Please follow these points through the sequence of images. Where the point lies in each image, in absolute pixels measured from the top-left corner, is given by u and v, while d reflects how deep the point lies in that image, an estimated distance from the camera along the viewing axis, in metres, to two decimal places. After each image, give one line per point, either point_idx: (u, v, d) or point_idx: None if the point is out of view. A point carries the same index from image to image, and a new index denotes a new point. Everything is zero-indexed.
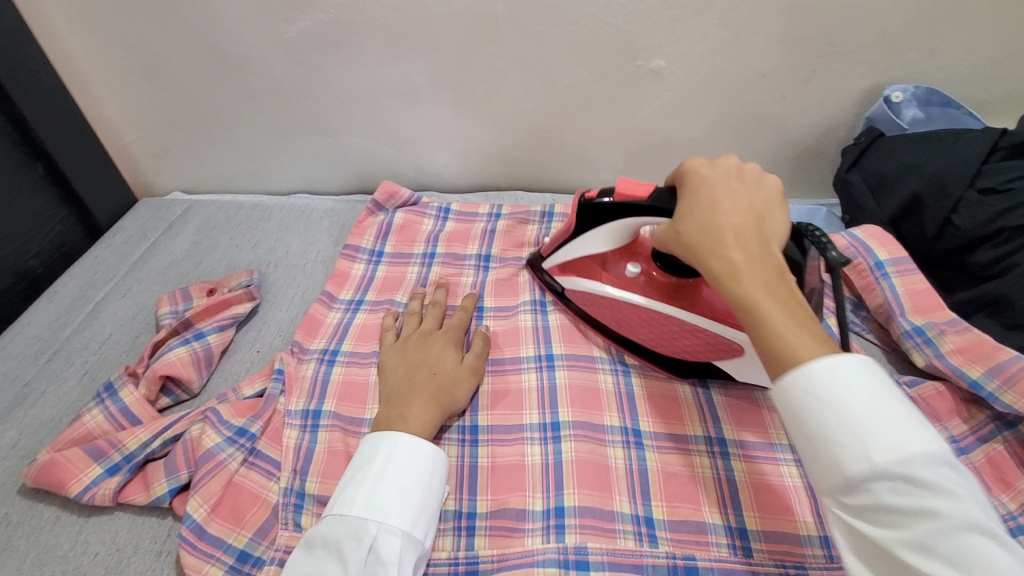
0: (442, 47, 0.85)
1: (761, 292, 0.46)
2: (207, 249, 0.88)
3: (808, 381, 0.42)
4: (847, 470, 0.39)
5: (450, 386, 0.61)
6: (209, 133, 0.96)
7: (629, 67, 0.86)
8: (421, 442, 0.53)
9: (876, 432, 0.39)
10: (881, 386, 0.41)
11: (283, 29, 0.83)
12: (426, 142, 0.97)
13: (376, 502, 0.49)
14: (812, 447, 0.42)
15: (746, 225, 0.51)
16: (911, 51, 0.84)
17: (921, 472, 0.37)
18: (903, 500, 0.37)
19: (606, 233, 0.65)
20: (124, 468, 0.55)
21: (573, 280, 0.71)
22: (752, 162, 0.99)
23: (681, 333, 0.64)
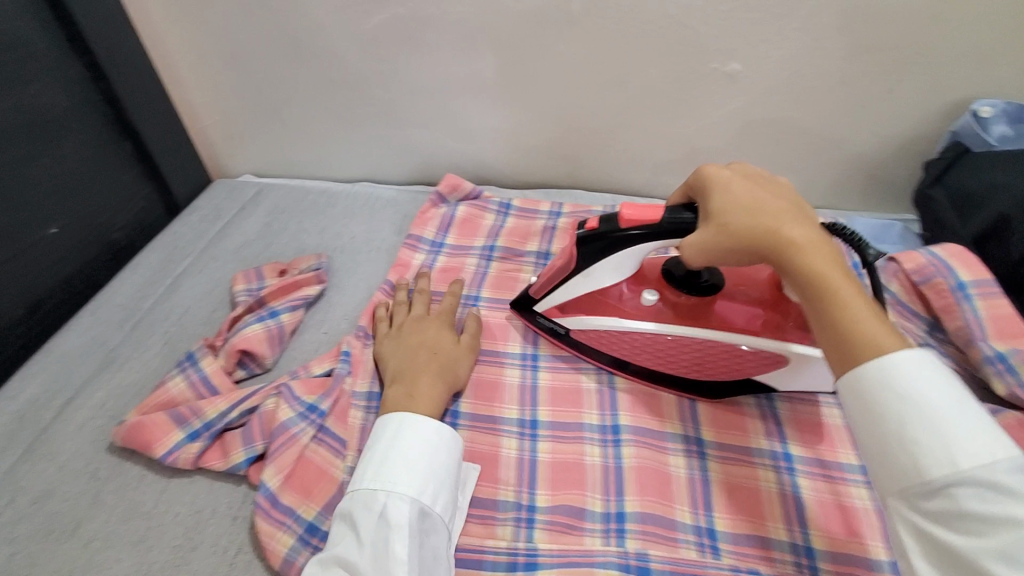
0: (515, 44, 0.85)
1: (837, 273, 0.47)
2: (277, 231, 0.91)
3: (886, 378, 0.42)
4: (925, 472, 0.39)
5: (452, 363, 0.63)
6: (282, 119, 1.00)
7: (703, 69, 0.85)
8: (422, 417, 0.54)
9: (959, 436, 0.39)
10: (958, 392, 0.41)
11: (362, 21, 0.86)
12: (490, 137, 0.97)
13: (386, 476, 0.50)
14: (887, 448, 0.41)
15: (797, 212, 0.52)
16: (1006, 65, 0.80)
17: (1004, 479, 0.36)
18: (984, 506, 0.36)
19: (618, 261, 0.60)
20: (203, 435, 0.58)
21: (584, 317, 0.66)
22: (823, 172, 0.96)
23: (716, 352, 0.61)
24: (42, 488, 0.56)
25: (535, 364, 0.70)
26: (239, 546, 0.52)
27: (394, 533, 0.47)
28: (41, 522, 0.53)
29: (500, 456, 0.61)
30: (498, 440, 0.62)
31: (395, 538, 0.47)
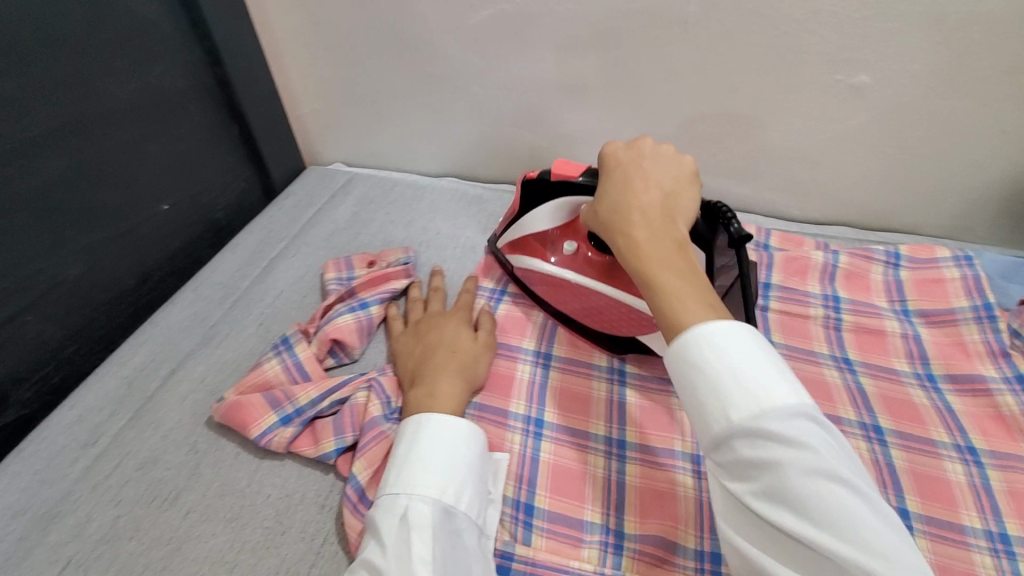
0: (621, 45, 0.82)
1: (656, 263, 0.46)
2: (365, 221, 0.93)
3: (683, 346, 0.41)
4: (711, 429, 0.39)
5: (470, 362, 0.63)
6: (377, 111, 1.01)
7: (826, 80, 0.79)
8: (427, 419, 0.54)
9: (737, 389, 0.38)
10: (746, 340, 0.40)
11: (467, 16, 0.85)
12: (582, 140, 0.95)
13: (403, 480, 0.49)
14: (687, 407, 0.41)
15: (652, 205, 0.51)
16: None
17: (772, 426, 0.37)
18: (754, 453, 0.37)
19: (548, 212, 0.67)
20: (296, 421, 0.59)
21: (520, 256, 0.72)
22: (947, 199, 0.87)
23: (604, 306, 0.66)
24: (147, 454, 0.59)
25: (623, 379, 0.66)
26: (326, 536, 0.52)
27: (410, 533, 0.45)
28: (145, 488, 0.56)
29: (585, 474, 0.58)
30: (583, 457, 0.59)
31: (416, 538, 0.45)
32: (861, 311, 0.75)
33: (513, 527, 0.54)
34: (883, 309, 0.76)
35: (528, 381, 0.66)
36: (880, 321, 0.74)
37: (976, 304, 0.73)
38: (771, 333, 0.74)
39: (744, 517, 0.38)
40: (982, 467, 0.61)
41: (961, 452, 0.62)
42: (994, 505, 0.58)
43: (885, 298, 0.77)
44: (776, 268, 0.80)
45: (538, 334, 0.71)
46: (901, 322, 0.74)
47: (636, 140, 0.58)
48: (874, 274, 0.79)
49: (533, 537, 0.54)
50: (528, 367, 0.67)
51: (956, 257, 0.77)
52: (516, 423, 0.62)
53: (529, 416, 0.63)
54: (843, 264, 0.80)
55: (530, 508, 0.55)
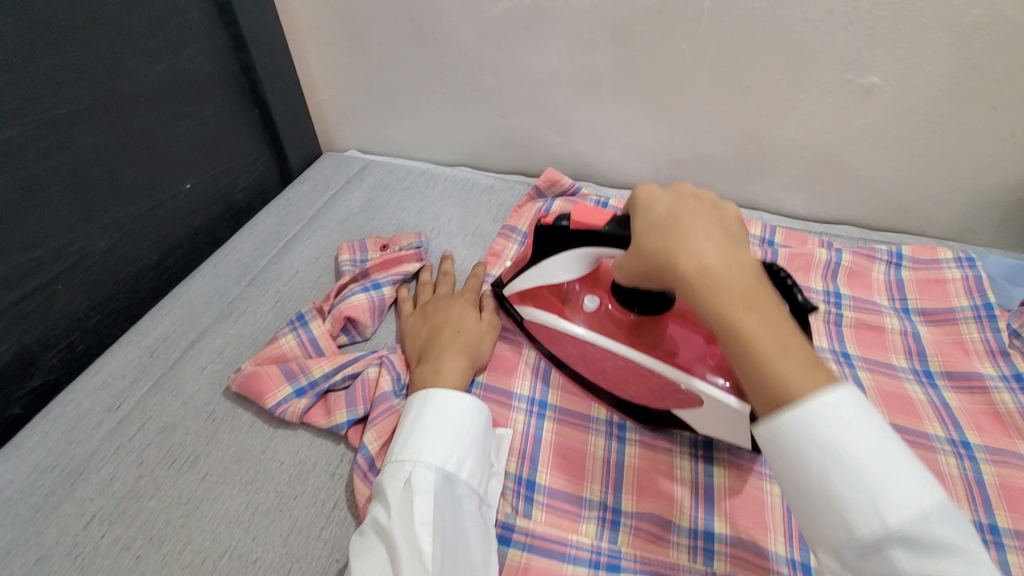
0: (636, 39, 0.84)
1: (741, 303, 0.42)
2: (379, 207, 0.95)
3: (808, 430, 0.40)
4: (858, 533, 0.38)
5: (476, 341, 0.65)
6: (393, 99, 1.03)
7: (836, 79, 0.80)
8: (434, 395, 0.55)
9: (885, 489, 0.38)
10: (884, 440, 0.39)
11: (485, 8, 0.87)
12: (593, 133, 0.97)
13: (408, 449, 0.52)
14: (817, 505, 0.40)
15: (717, 229, 0.47)
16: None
17: (931, 532, 0.36)
18: (917, 567, 0.36)
19: (567, 261, 0.59)
20: (309, 393, 0.61)
21: (532, 309, 0.65)
22: (952, 202, 0.88)
23: (635, 373, 0.58)
24: (167, 419, 0.61)
25: None
26: (336, 501, 0.55)
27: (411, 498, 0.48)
28: (165, 451, 0.59)
29: (586, 453, 0.60)
30: (584, 438, 0.61)
31: (418, 501, 0.48)
32: (861, 308, 0.76)
33: (515, 500, 0.56)
34: (883, 307, 0.77)
35: (533, 365, 0.68)
36: (880, 318, 0.75)
37: (974, 303, 0.74)
38: None
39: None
40: (975, 461, 0.62)
41: (954, 447, 0.63)
42: (984, 497, 0.59)
43: (885, 297, 0.78)
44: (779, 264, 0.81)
45: None
46: (901, 320, 0.75)
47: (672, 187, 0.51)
48: (876, 273, 0.80)
49: (533, 510, 0.56)
50: (534, 352, 0.69)
51: (958, 258, 0.79)
52: (520, 404, 0.64)
53: (533, 398, 0.65)
54: (846, 262, 0.81)
55: (532, 484, 0.58)
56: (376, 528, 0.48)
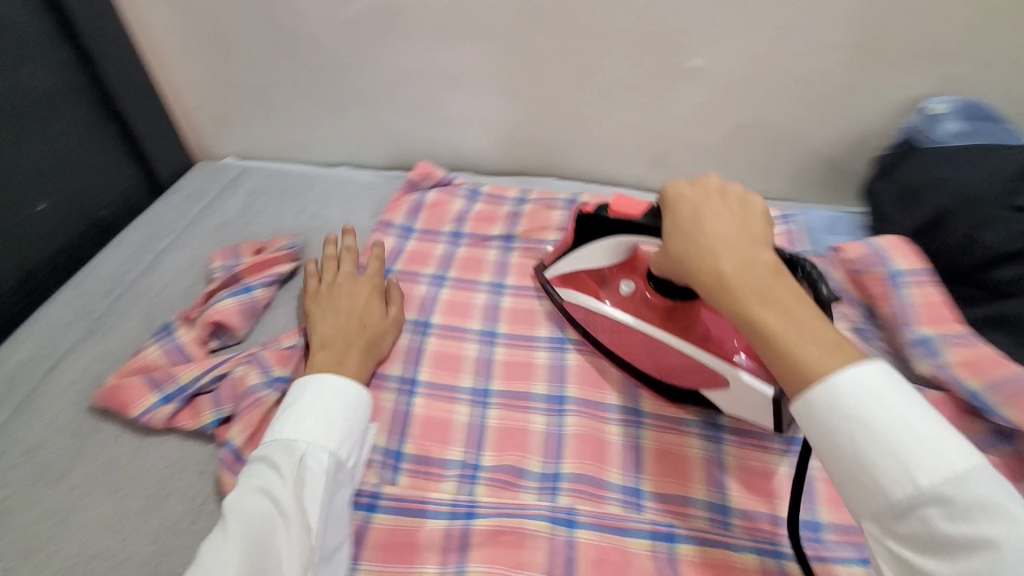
0: (489, 32, 0.89)
1: (756, 300, 0.47)
2: (257, 212, 0.96)
3: (834, 402, 0.43)
4: (893, 496, 0.41)
5: (379, 335, 0.68)
6: (266, 103, 1.03)
7: (668, 62, 0.87)
8: (337, 379, 0.59)
9: (915, 455, 0.40)
10: (913, 407, 0.42)
11: (343, 9, 0.90)
12: (465, 125, 1.01)
13: (297, 427, 0.54)
14: (853, 471, 0.43)
15: (732, 232, 0.51)
16: (963, 62, 0.81)
17: (964, 493, 0.38)
18: (952, 526, 0.38)
19: (606, 248, 0.65)
20: (176, 398, 0.63)
21: (572, 292, 0.71)
22: (788, 169, 0.97)
23: (664, 353, 0.63)
24: (30, 441, 0.61)
25: (492, 340, 0.73)
26: (206, 497, 0.58)
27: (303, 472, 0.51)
28: (29, 471, 0.59)
29: (451, 420, 0.64)
30: (451, 407, 0.65)
31: (310, 480, 0.51)
32: None
33: (382, 470, 0.60)
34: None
35: (406, 346, 0.71)
36: None
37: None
38: None
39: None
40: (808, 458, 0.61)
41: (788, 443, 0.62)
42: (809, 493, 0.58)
43: None
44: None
45: (419, 306, 0.77)
46: None
47: (700, 183, 0.56)
48: None
49: (400, 477, 0.60)
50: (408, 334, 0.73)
51: (779, 215, 0.90)
52: (394, 383, 0.67)
53: (405, 376, 0.68)
54: None
55: (399, 454, 0.61)
56: (255, 499, 0.50)
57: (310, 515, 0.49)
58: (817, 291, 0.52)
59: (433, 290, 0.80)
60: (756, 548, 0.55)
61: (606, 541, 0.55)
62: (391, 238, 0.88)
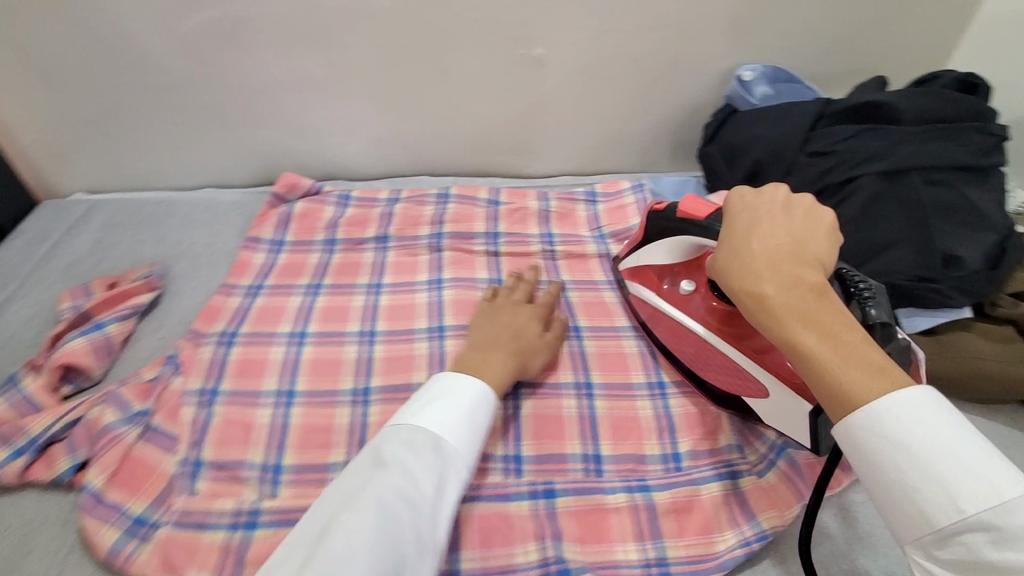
0: (335, 38, 0.89)
1: (802, 325, 0.45)
2: (111, 246, 0.90)
3: (877, 426, 0.41)
4: (938, 523, 0.38)
5: (530, 350, 0.68)
6: (108, 131, 0.97)
7: (513, 54, 0.92)
8: (460, 378, 0.57)
9: (961, 481, 0.38)
10: (956, 428, 0.39)
11: (176, 25, 0.86)
12: (329, 132, 1.00)
13: (447, 429, 0.52)
14: (895, 494, 0.40)
15: (781, 248, 0.49)
16: (766, 33, 0.92)
17: (1011, 519, 0.36)
18: (998, 555, 0.36)
19: (666, 245, 0.69)
20: (27, 449, 0.59)
21: (638, 286, 0.75)
22: (640, 143, 1.05)
23: (713, 355, 0.65)
24: None
25: (371, 338, 0.74)
26: (70, 547, 0.56)
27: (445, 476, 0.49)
28: None
29: (332, 424, 0.64)
30: (331, 411, 0.65)
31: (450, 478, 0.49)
32: (566, 240, 0.90)
33: (261, 485, 0.59)
34: (533, 235, 0.91)
35: (282, 359, 0.70)
36: (582, 246, 0.89)
37: (595, 232, 0.92)
38: (442, 271, 0.84)
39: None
40: (666, 398, 0.70)
41: (651, 389, 0.71)
42: (670, 427, 0.68)
43: (588, 228, 0.93)
44: (446, 220, 0.91)
45: (294, 317, 0.76)
46: (598, 244, 0.90)
47: (764, 194, 0.54)
48: (578, 210, 0.95)
49: (280, 489, 0.58)
50: (283, 347, 0.72)
51: (634, 186, 0.97)
52: (268, 399, 0.65)
53: (281, 389, 0.66)
54: (553, 208, 0.95)
55: (278, 467, 0.60)
56: (402, 497, 0.45)
57: (440, 527, 0.46)
58: (866, 311, 0.51)
59: (309, 299, 0.79)
60: (626, 486, 0.62)
61: (488, 511, 0.59)
62: (261, 254, 0.86)
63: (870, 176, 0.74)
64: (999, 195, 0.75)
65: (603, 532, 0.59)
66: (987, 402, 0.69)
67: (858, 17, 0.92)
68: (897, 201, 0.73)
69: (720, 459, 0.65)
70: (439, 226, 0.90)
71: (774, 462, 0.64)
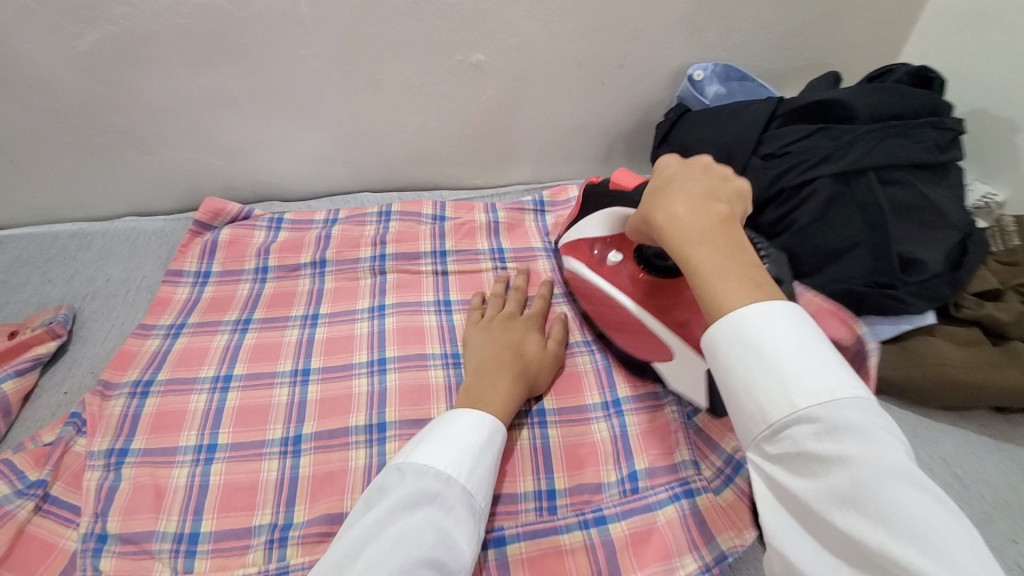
0: (255, 51, 0.81)
1: (701, 241, 0.42)
2: (16, 287, 0.82)
3: (733, 326, 0.38)
4: (768, 417, 0.36)
5: (534, 370, 0.64)
6: (10, 160, 0.88)
7: (450, 61, 0.86)
8: (472, 420, 0.54)
9: (796, 376, 0.36)
10: (806, 331, 0.37)
11: (72, 43, 0.77)
12: (259, 150, 0.94)
13: (478, 482, 0.49)
14: (737, 393, 0.38)
15: (696, 180, 0.46)
16: (715, 29, 0.88)
17: (839, 415, 0.34)
18: (821, 446, 0.34)
19: (602, 218, 0.69)
20: None
21: (570, 258, 0.72)
22: (590, 146, 1.01)
23: (633, 324, 0.64)
24: None
25: (305, 378, 0.67)
26: None
27: (475, 538, 0.47)
28: None
29: (257, 481, 0.57)
30: (256, 466, 0.59)
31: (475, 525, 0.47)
32: (518, 256, 0.85)
33: (173, 560, 0.52)
34: (482, 250, 0.85)
35: (202, 411, 0.63)
36: (534, 261, 0.84)
37: (546, 244, 0.87)
38: (384, 296, 0.78)
39: (810, 522, 0.35)
40: (622, 416, 0.66)
41: (606, 409, 0.66)
42: (626, 449, 0.63)
43: (540, 241, 0.88)
44: (388, 239, 0.85)
45: (218, 359, 0.69)
46: (551, 259, 0.85)
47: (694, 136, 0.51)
48: (528, 222, 0.90)
49: (196, 563, 0.52)
50: (205, 397, 0.65)
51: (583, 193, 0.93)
52: (185, 456, 0.59)
53: (200, 444, 0.60)
54: (503, 219, 0.90)
55: (195, 536, 0.54)
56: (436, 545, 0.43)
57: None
58: None
59: (235, 338, 0.72)
60: (580, 521, 0.58)
61: None
62: (184, 289, 0.78)
63: (826, 177, 0.71)
64: (958, 191, 0.73)
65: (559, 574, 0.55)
66: (954, 409, 0.66)
67: (807, 10, 0.89)
68: (855, 205, 0.70)
69: (674, 477, 0.61)
70: (381, 246, 0.84)
71: (731, 479, 0.60)
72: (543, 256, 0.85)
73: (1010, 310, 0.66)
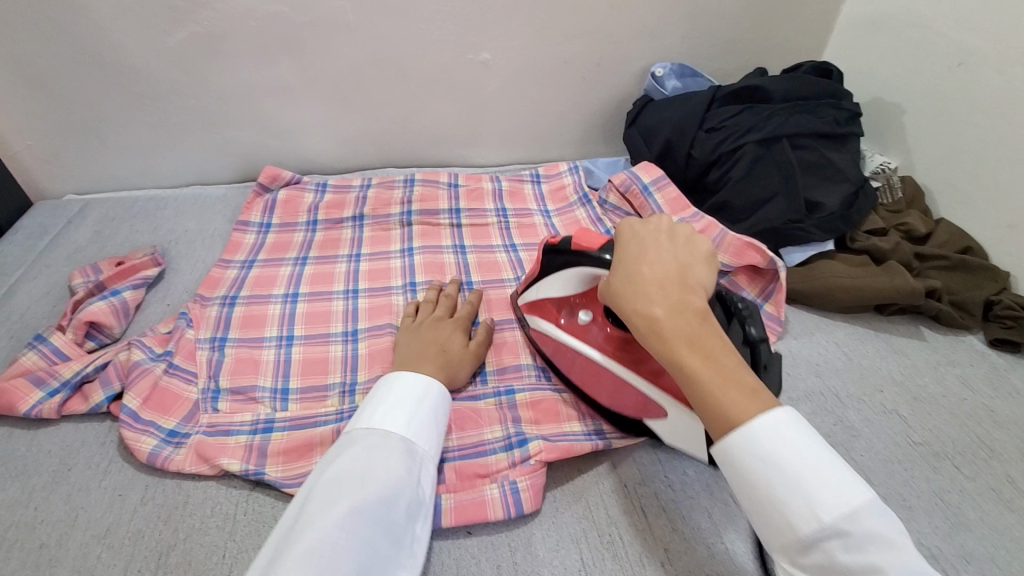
0: (308, 48, 1.02)
1: (686, 345, 0.49)
2: (109, 235, 1.01)
3: (755, 447, 0.46)
4: (802, 532, 0.43)
5: (455, 363, 0.71)
6: (99, 136, 1.08)
7: (462, 59, 1.08)
8: (410, 391, 0.61)
9: (821, 495, 0.43)
10: (815, 447, 0.45)
11: (163, 39, 0.98)
12: (304, 131, 1.14)
13: (417, 431, 0.58)
14: (771, 511, 0.45)
15: (669, 281, 0.53)
16: (671, 37, 1.11)
17: (860, 526, 0.42)
18: (852, 558, 0.42)
19: (561, 278, 0.70)
20: (63, 389, 0.71)
21: (538, 318, 0.76)
22: (575, 132, 1.23)
23: (611, 381, 0.67)
24: None
25: (356, 294, 0.87)
26: (112, 460, 0.67)
27: (421, 479, 0.56)
28: None
29: (328, 357, 0.77)
30: (327, 347, 0.79)
31: (425, 468, 0.57)
32: (518, 214, 1.06)
33: (273, 402, 0.72)
34: (489, 210, 1.06)
35: (279, 313, 0.83)
36: (531, 218, 1.05)
37: (542, 207, 1.08)
38: (412, 241, 0.98)
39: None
40: None
41: None
42: None
43: (536, 203, 1.09)
44: (413, 200, 1.05)
45: (286, 282, 0.88)
46: (544, 217, 1.06)
47: (649, 232, 0.59)
48: (526, 189, 1.11)
49: (290, 404, 0.72)
50: (280, 306, 0.84)
51: (570, 167, 1.13)
52: (272, 340, 0.79)
53: (281, 334, 0.80)
54: (505, 187, 1.10)
55: (286, 390, 0.74)
56: (382, 486, 0.52)
57: (416, 531, 0.54)
58: (745, 328, 0.57)
59: (298, 268, 0.92)
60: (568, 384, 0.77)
61: (461, 406, 0.73)
62: (251, 234, 0.97)
63: (752, 143, 0.93)
64: (855, 155, 0.95)
65: (554, 415, 0.72)
66: (846, 311, 0.88)
67: (743, 22, 1.12)
68: (775, 164, 0.92)
69: None
70: (408, 205, 1.04)
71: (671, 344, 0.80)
72: (537, 215, 1.06)
73: (890, 241, 0.88)
